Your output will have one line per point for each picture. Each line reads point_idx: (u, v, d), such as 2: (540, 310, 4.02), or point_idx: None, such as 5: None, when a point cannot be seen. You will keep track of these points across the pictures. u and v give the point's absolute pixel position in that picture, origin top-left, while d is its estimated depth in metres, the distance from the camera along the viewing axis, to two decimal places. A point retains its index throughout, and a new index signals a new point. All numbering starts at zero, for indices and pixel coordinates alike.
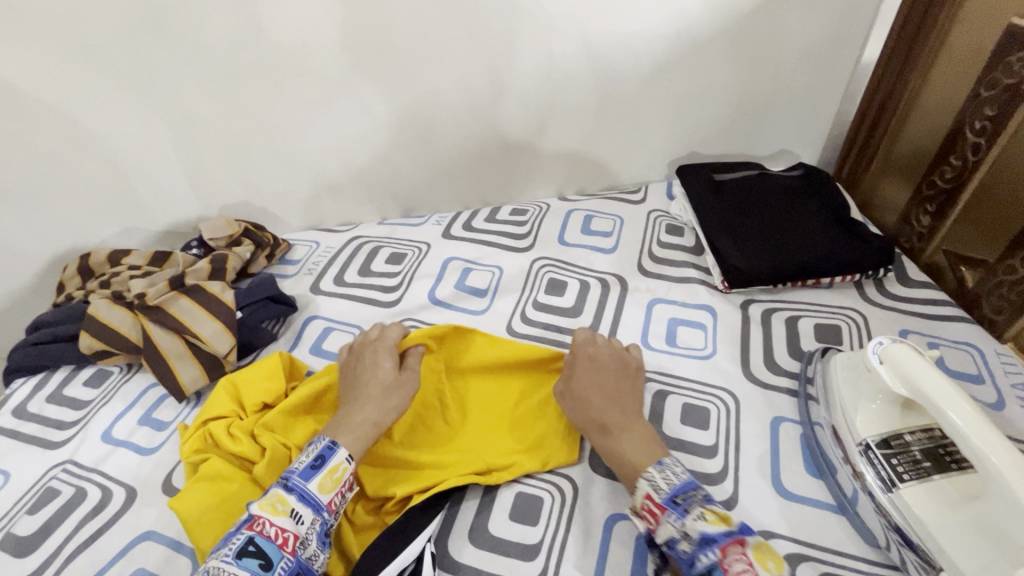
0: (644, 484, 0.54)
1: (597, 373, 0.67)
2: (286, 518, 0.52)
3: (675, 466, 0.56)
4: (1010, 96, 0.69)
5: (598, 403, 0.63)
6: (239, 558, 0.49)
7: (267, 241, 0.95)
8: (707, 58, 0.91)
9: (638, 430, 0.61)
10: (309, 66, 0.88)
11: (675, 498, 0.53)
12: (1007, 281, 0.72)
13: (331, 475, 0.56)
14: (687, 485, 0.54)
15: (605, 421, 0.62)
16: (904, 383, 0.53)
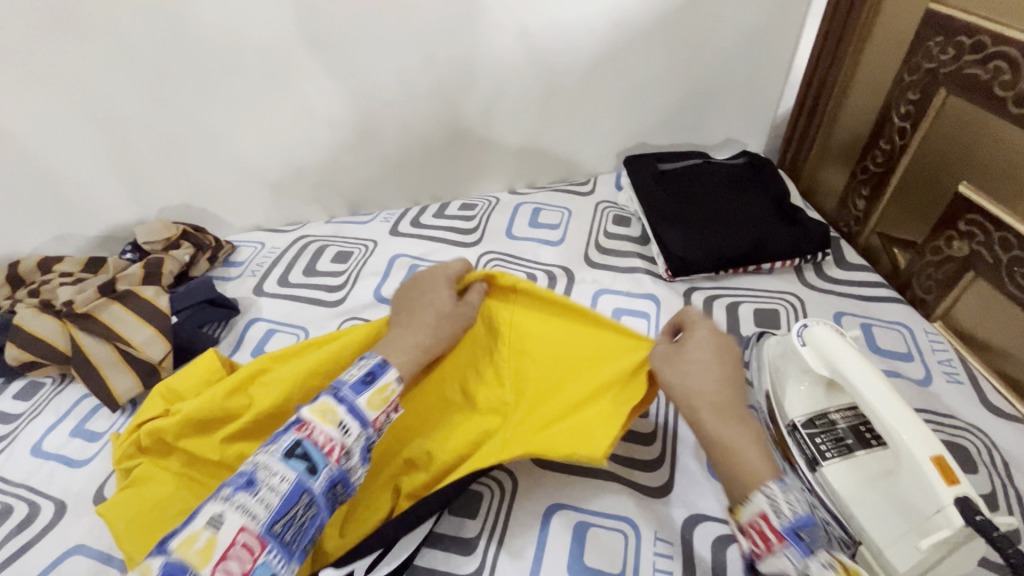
0: (761, 501, 0.44)
1: (719, 353, 0.55)
2: (334, 427, 0.48)
3: (796, 492, 0.45)
4: (930, 80, 0.71)
5: (709, 386, 0.52)
6: (287, 458, 0.45)
7: (208, 243, 0.93)
8: (646, 49, 0.91)
9: (749, 426, 0.50)
10: (243, 62, 0.86)
11: (798, 531, 0.42)
12: (933, 262, 0.74)
13: (380, 394, 0.52)
14: (812, 520, 0.43)
15: (717, 403, 0.51)
16: (824, 363, 0.55)
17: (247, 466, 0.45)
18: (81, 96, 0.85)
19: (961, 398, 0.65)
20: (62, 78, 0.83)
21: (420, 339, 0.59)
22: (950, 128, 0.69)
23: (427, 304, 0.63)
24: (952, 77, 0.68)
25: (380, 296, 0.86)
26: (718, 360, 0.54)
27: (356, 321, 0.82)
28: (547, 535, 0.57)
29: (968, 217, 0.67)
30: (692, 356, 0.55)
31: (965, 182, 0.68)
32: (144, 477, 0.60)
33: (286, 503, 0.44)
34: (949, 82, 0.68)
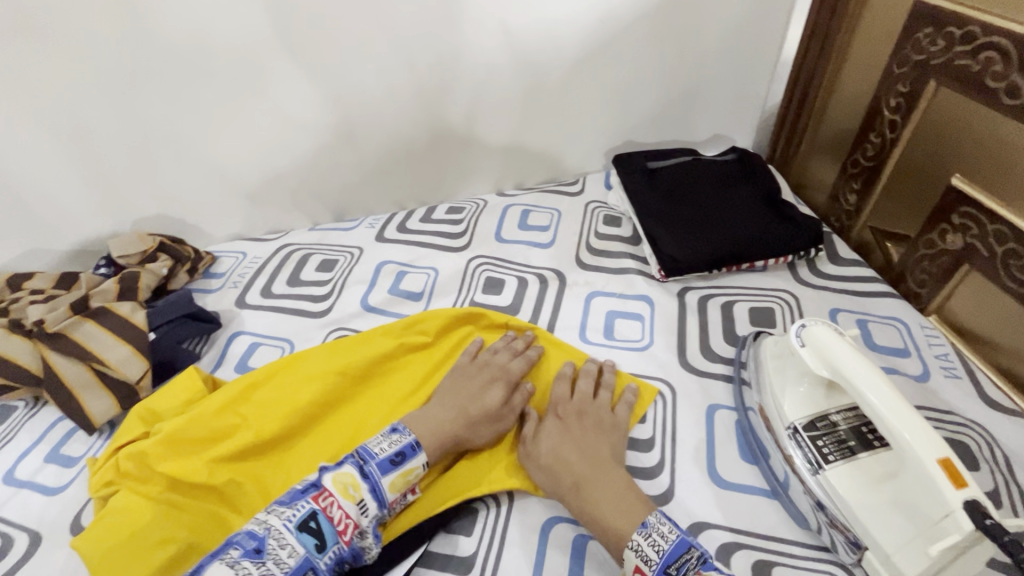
0: (631, 555, 0.49)
1: (573, 425, 0.62)
2: (352, 504, 0.50)
3: (662, 525, 0.50)
4: (919, 73, 0.70)
5: (566, 457, 0.58)
6: (300, 531, 0.47)
7: (187, 255, 0.90)
8: (631, 46, 0.90)
9: (609, 482, 0.55)
10: (217, 68, 0.83)
11: (667, 569, 0.47)
12: (928, 256, 0.73)
13: (405, 476, 0.55)
14: (678, 548, 0.48)
15: (575, 475, 0.56)
16: (824, 364, 0.53)
17: (259, 530, 0.47)
18: (46, 106, 0.81)
19: (959, 394, 0.64)
20: (24, 88, 0.79)
21: (454, 424, 0.61)
22: (941, 120, 0.69)
23: (476, 396, 0.64)
24: (942, 69, 0.67)
25: (367, 305, 0.83)
26: (572, 432, 0.61)
27: (343, 332, 0.80)
28: (547, 550, 0.55)
29: (961, 210, 0.67)
30: (546, 434, 0.61)
31: (958, 175, 0.67)
32: (122, 505, 0.56)
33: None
34: (938, 74, 0.68)
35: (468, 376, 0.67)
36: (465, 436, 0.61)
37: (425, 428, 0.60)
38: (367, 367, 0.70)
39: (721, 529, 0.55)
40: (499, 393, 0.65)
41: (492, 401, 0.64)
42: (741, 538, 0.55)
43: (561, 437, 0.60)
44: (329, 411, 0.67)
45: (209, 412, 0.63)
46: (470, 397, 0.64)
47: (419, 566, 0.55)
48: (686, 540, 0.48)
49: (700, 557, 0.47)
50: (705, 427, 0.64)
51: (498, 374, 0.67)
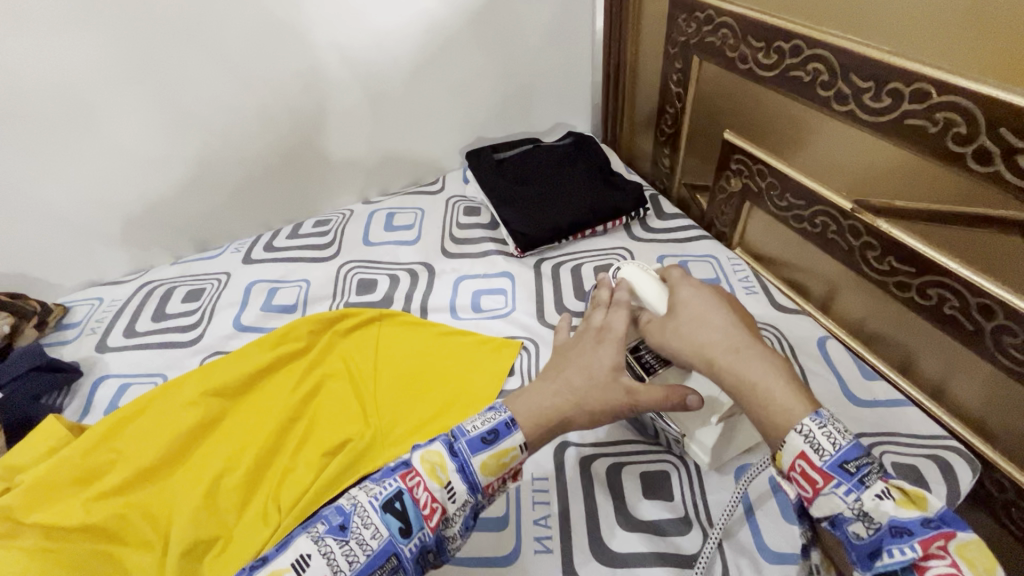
0: (797, 439, 0.42)
1: (705, 300, 0.54)
2: (440, 487, 0.48)
3: (833, 421, 0.42)
4: (685, 51, 0.85)
5: (712, 326, 0.51)
6: (384, 512, 0.46)
7: (32, 309, 0.85)
8: (460, 49, 0.98)
9: (766, 353, 0.48)
10: (31, 108, 0.79)
11: (845, 465, 0.41)
12: (724, 199, 0.88)
13: (499, 458, 0.49)
14: (856, 449, 0.41)
15: (723, 342, 0.49)
16: (633, 295, 0.63)
17: (348, 505, 0.47)
18: None
19: (757, 305, 0.79)
20: None
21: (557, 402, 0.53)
22: (707, 87, 0.84)
23: (584, 363, 0.55)
24: (699, 46, 0.82)
25: (240, 325, 0.84)
26: (709, 305, 0.53)
27: (218, 355, 0.80)
28: None
29: (735, 157, 0.82)
30: (689, 311, 0.54)
31: (728, 130, 0.82)
32: None
33: (373, 563, 0.44)
34: (697, 51, 0.83)
35: (571, 345, 0.58)
36: (574, 419, 0.52)
37: (522, 403, 0.53)
38: (244, 382, 0.74)
39: (582, 447, 0.65)
40: (612, 353, 0.55)
41: (603, 366, 0.54)
42: (597, 452, 0.65)
43: (699, 318, 0.53)
44: (207, 430, 0.70)
45: (80, 454, 0.64)
46: (576, 367, 0.55)
47: None
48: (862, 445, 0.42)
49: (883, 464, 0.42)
50: None
51: (600, 332, 0.57)
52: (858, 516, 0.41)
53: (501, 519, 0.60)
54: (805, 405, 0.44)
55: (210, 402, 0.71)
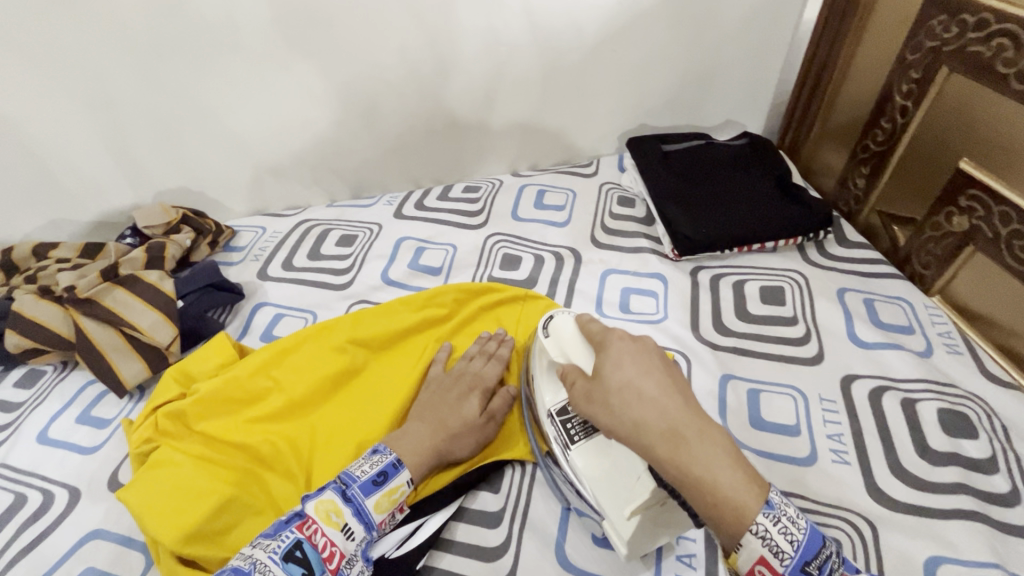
0: (758, 545, 0.42)
1: (633, 364, 0.49)
2: (337, 531, 0.51)
3: (788, 507, 0.43)
4: (932, 58, 0.73)
5: (650, 395, 0.47)
6: (285, 562, 0.47)
7: (209, 228, 0.92)
8: (649, 29, 0.91)
9: (706, 431, 0.45)
10: (239, 40, 0.83)
11: (805, 567, 0.42)
12: (934, 237, 0.76)
13: (389, 495, 0.55)
14: (814, 543, 0.42)
15: (660, 423, 0.45)
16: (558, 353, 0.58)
17: (245, 565, 0.47)
18: (72, 78, 0.83)
19: (961, 369, 0.67)
20: (52, 57, 0.80)
21: (437, 434, 0.61)
22: (952, 105, 0.71)
23: (454, 408, 0.63)
24: (955, 55, 0.70)
25: (388, 278, 0.86)
26: (644, 365, 0.49)
27: (366, 304, 0.82)
28: (570, 507, 0.59)
29: (969, 192, 0.69)
30: (619, 381, 0.48)
31: (966, 159, 0.70)
32: (165, 459, 0.61)
33: None
34: (951, 60, 0.70)
35: (446, 388, 0.66)
36: (447, 451, 0.61)
37: (405, 443, 0.59)
38: (389, 338, 0.74)
39: None
40: (477, 402, 0.65)
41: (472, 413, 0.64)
42: None
43: (624, 396, 0.47)
44: (350, 379, 0.71)
45: (244, 375, 0.68)
46: (450, 410, 0.63)
47: (452, 519, 0.60)
48: (819, 532, 0.43)
49: (838, 555, 0.43)
50: (717, 396, 0.67)
51: (475, 380, 0.67)
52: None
53: None
54: (756, 496, 0.42)
55: (357, 351, 0.73)
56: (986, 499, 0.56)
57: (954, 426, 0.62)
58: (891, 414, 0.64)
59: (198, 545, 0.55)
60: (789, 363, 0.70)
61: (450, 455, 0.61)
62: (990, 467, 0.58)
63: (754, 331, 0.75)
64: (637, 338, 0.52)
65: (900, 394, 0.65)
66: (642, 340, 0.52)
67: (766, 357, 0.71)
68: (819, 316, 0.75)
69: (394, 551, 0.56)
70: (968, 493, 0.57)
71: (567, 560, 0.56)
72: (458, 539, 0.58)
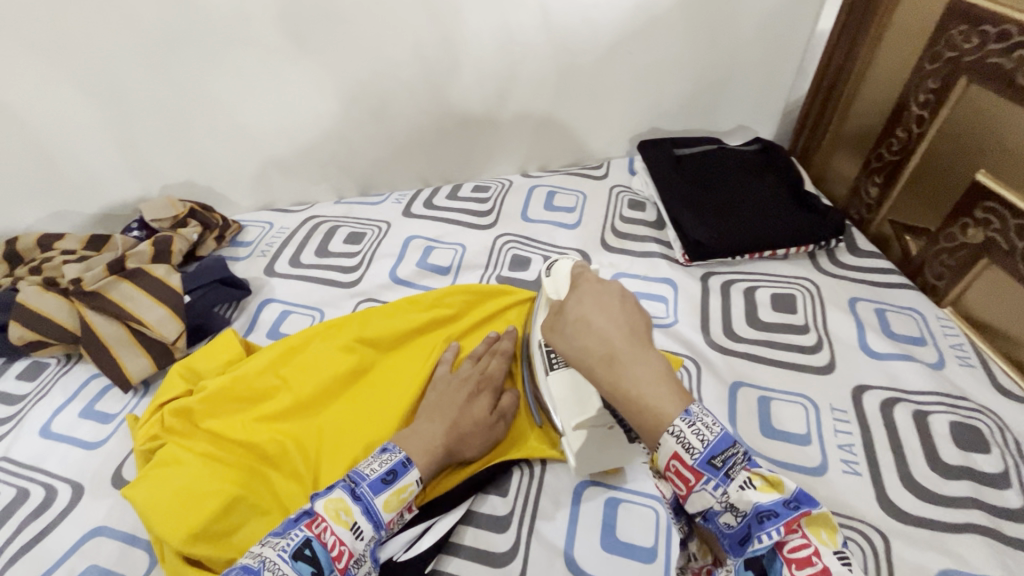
0: (669, 439, 0.38)
1: (592, 300, 0.48)
2: (346, 530, 0.50)
3: (704, 415, 0.39)
4: (951, 68, 0.73)
5: (593, 322, 0.46)
6: (294, 560, 0.46)
7: (215, 223, 0.91)
8: (663, 32, 0.90)
9: (646, 358, 0.43)
10: (251, 34, 0.82)
11: (713, 460, 0.37)
12: (948, 248, 0.75)
13: (399, 494, 0.54)
14: (724, 442, 0.38)
15: (605, 351, 0.44)
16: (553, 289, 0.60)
17: (254, 563, 0.46)
18: (81, 68, 0.82)
19: (973, 381, 0.67)
20: (62, 47, 0.79)
21: (447, 436, 0.60)
22: (970, 116, 0.71)
23: (464, 407, 0.63)
24: (975, 65, 0.69)
25: (396, 277, 0.85)
26: (599, 300, 0.48)
27: (373, 303, 0.82)
28: (579, 513, 0.59)
29: (985, 204, 0.69)
30: (575, 313, 0.48)
31: (984, 170, 0.70)
32: (171, 458, 0.60)
33: None
34: (970, 70, 0.70)
35: (454, 387, 0.66)
36: (456, 450, 0.60)
37: (414, 443, 0.59)
38: (397, 337, 0.74)
39: None
40: (485, 403, 0.64)
41: (481, 413, 0.63)
42: None
43: (575, 323, 0.47)
44: (357, 378, 0.70)
45: (251, 373, 0.68)
46: (460, 409, 0.63)
47: (460, 523, 0.59)
48: (729, 435, 0.38)
49: (744, 452, 0.38)
50: (727, 403, 0.67)
51: (483, 380, 0.66)
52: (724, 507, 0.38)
53: (648, 551, 0.56)
54: (677, 403, 0.40)
55: (363, 351, 0.72)
56: (999, 514, 0.56)
57: (966, 439, 0.61)
58: (903, 426, 0.63)
59: (203, 546, 0.55)
60: (800, 372, 0.70)
61: (458, 455, 0.61)
62: (1003, 482, 0.58)
63: (765, 338, 0.74)
64: (604, 281, 0.51)
65: (912, 406, 0.65)
66: (608, 283, 0.51)
67: (777, 365, 0.71)
68: (831, 325, 0.75)
69: (402, 554, 0.55)
70: (981, 507, 0.56)
71: (576, 567, 0.55)
72: (466, 543, 0.58)
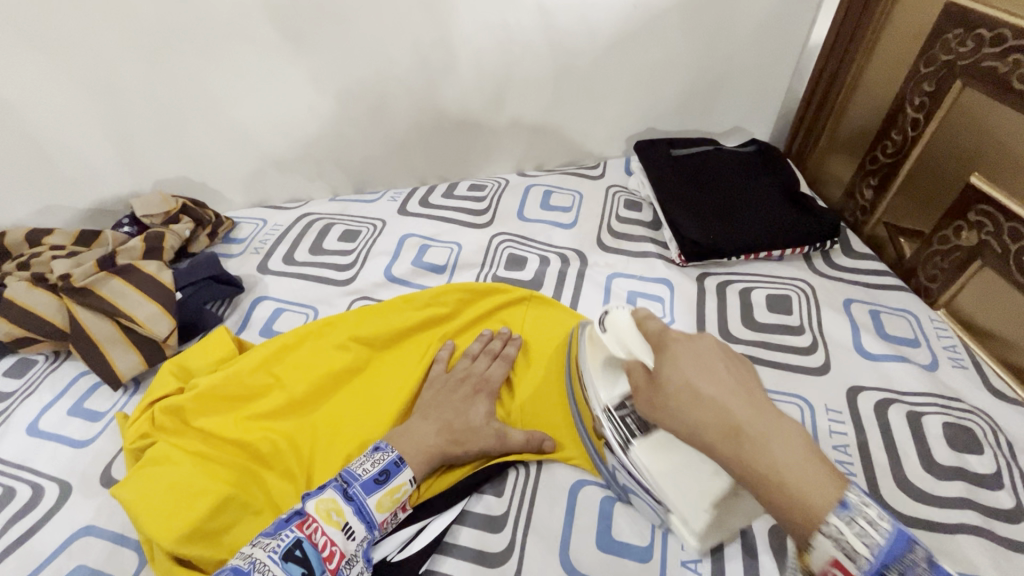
0: (831, 545, 0.38)
1: (691, 362, 0.47)
2: (337, 530, 0.50)
3: (867, 507, 0.39)
4: (946, 72, 0.73)
5: (710, 398, 0.44)
6: (285, 560, 0.46)
7: (208, 219, 0.91)
8: (661, 33, 0.90)
9: (776, 426, 0.42)
10: (246, 30, 0.81)
11: (884, 569, 0.37)
12: (941, 251, 0.76)
13: (392, 495, 0.54)
14: (899, 547, 0.38)
15: (729, 423, 0.43)
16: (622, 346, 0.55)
17: (245, 564, 0.46)
18: (72, 59, 0.80)
19: (966, 382, 0.68)
20: (52, 39, 0.78)
21: (440, 436, 0.60)
22: (964, 120, 0.72)
23: (460, 411, 0.63)
24: (969, 69, 0.70)
25: (391, 276, 0.84)
26: (704, 361, 0.47)
27: (368, 301, 0.81)
28: (575, 513, 0.59)
29: (978, 207, 0.70)
30: (676, 384, 0.46)
31: (977, 174, 0.70)
32: (161, 456, 0.59)
33: None
34: (965, 74, 0.71)
35: (450, 389, 0.65)
36: (450, 453, 0.60)
37: (408, 442, 0.58)
38: (394, 336, 0.73)
39: None
40: (483, 408, 0.64)
41: (479, 417, 0.63)
42: None
43: (687, 396, 0.45)
44: (353, 376, 0.70)
45: (245, 370, 0.67)
46: (456, 413, 0.62)
47: (455, 523, 0.59)
48: (904, 534, 0.38)
49: (927, 558, 0.38)
50: None
51: (479, 383, 0.66)
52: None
53: (644, 550, 0.55)
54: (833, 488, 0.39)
55: (358, 350, 0.71)
56: (991, 514, 0.56)
57: (959, 440, 0.62)
58: (897, 427, 0.63)
59: (193, 546, 0.54)
60: (796, 373, 0.70)
61: (454, 458, 0.60)
62: (995, 483, 0.58)
63: (761, 339, 0.74)
64: (688, 329, 0.50)
65: (905, 407, 0.65)
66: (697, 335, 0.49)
67: (772, 366, 0.71)
68: (826, 327, 0.75)
69: (396, 554, 0.56)
70: (974, 508, 0.57)
71: (572, 567, 0.55)
72: (460, 543, 0.57)
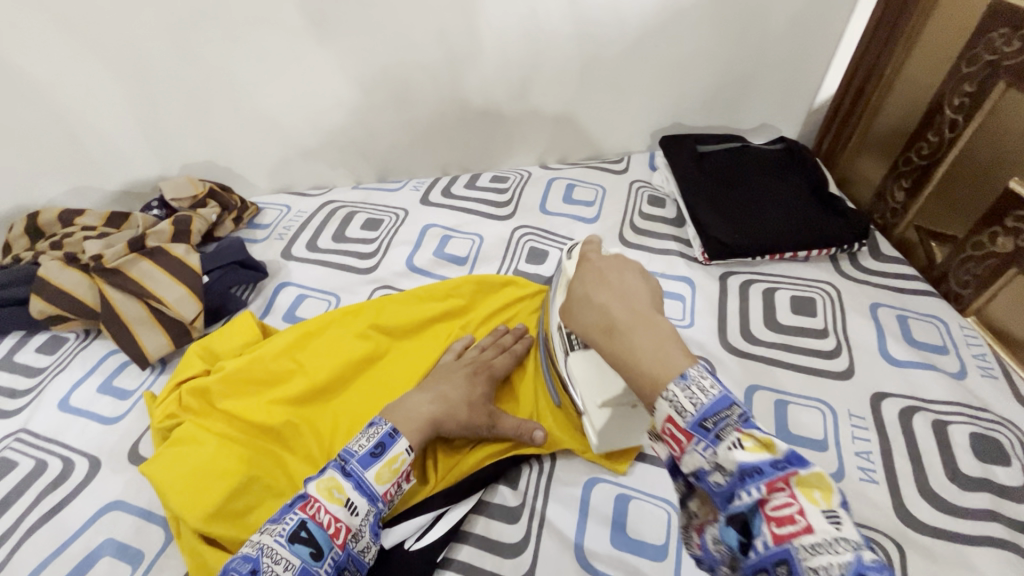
0: (664, 403, 0.40)
1: (592, 277, 0.53)
2: (340, 507, 0.50)
3: (703, 377, 0.40)
4: (990, 72, 0.71)
5: (597, 296, 0.50)
6: (291, 543, 0.47)
7: (234, 204, 0.92)
8: (692, 25, 0.88)
9: (652, 322, 0.45)
10: (274, 15, 0.81)
11: (704, 421, 0.38)
12: (975, 256, 0.74)
13: (390, 465, 0.53)
14: (719, 404, 0.39)
15: (604, 322, 0.47)
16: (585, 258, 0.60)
17: (253, 551, 0.47)
18: (104, 41, 0.81)
19: (994, 392, 0.66)
20: (84, 22, 0.79)
21: (433, 407, 0.60)
22: (1006, 122, 0.69)
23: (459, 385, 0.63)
24: (1013, 70, 0.68)
25: (413, 265, 0.85)
26: (603, 270, 0.53)
27: (389, 290, 0.82)
28: (589, 507, 0.59)
29: (1015, 214, 0.68)
30: (578, 292, 0.52)
31: (1017, 179, 0.68)
32: (189, 435, 0.61)
33: None
34: (1009, 75, 0.68)
35: (453, 369, 0.65)
36: (442, 421, 0.60)
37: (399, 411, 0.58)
38: (413, 326, 0.73)
39: None
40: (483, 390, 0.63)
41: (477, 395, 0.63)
42: None
43: (581, 301, 0.51)
44: (371, 364, 0.70)
45: (268, 356, 0.68)
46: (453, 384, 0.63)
47: (472, 512, 0.60)
48: (728, 396, 0.39)
49: (742, 415, 0.38)
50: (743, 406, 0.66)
51: (481, 366, 0.66)
52: (714, 467, 0.38)
53: (657, 549, 0.55)
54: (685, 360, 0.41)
55: (378, 338, 0.72)
56: (1017, 528, 0.55)
57: (985, 452, 0.61)
58: (921, 436, 0.62)
59: (219, 525, 0.55)
60: (819, 376, 0.69)
61: (446, 428, 0.60)
62: (1021, 496, 0.57)
63: (784, 341, 0.74)
64: (608, 257, 0.55)
65: (931, 416, 0.64)
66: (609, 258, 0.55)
67: (795, 369, 0.70)
68: (851, 331, 0.74)
69: (414, 542, 0.56)
70: (1000, 520, 0.56)
71: (586, 561, 0.55)
72: (477, 531, 0.58)
